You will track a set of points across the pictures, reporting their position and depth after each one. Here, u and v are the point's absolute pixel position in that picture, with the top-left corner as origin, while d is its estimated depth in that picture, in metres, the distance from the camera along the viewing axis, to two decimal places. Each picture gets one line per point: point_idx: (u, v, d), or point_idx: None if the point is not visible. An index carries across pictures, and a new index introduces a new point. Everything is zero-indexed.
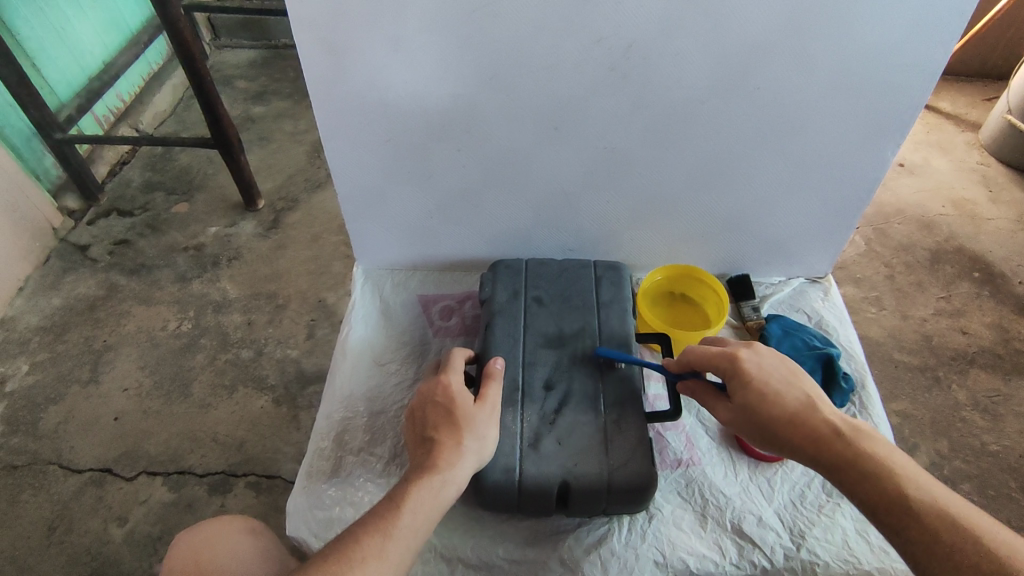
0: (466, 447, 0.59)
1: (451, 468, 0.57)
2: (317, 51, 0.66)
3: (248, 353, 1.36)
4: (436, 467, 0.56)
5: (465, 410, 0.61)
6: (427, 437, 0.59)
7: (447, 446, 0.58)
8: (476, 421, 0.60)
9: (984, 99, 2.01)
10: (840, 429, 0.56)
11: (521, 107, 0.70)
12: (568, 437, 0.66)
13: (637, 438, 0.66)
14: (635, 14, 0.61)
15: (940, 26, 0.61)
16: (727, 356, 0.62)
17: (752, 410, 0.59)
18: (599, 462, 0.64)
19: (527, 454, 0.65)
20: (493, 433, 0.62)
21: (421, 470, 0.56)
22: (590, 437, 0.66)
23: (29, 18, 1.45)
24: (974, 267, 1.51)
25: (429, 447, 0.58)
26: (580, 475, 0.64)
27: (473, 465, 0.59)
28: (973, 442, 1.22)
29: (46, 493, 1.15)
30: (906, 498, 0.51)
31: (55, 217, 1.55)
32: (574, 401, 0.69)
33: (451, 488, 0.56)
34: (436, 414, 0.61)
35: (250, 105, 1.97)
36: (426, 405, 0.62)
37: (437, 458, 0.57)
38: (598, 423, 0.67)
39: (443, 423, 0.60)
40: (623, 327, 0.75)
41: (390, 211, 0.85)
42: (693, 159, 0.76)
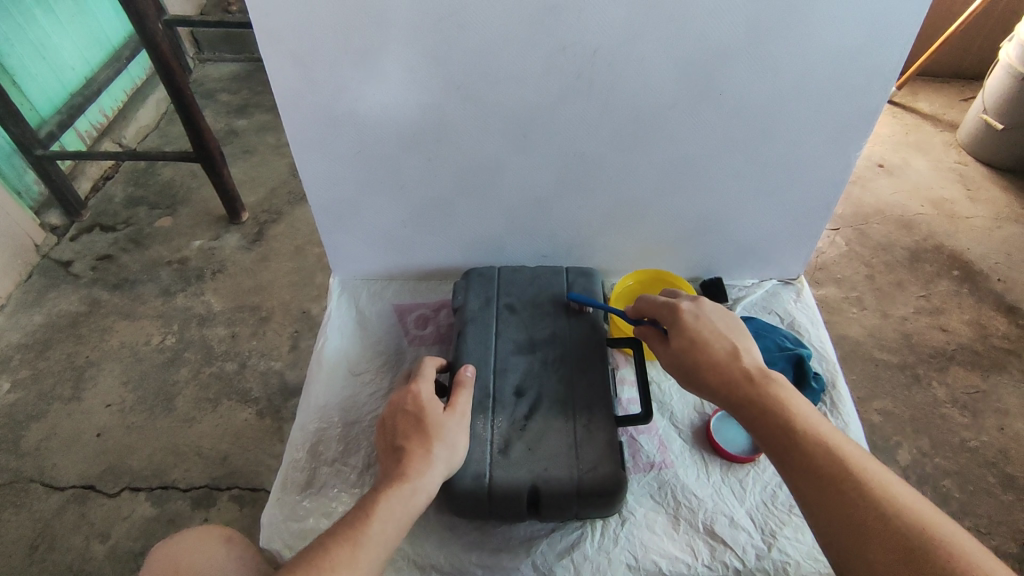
0: (435, 455, 0.59)
1: (420, 476, 0.57)
2: (286, 64, 0.66)
3: (232, 365, 1.36)
4: (405, 476, 0.57)
5: (434, 419, 0.61)
6: (396, 446, 0.60)
7: (416, 454, 0.59)
8: (445, 429, 0.61)
9: (960, 100, 2.04)
10: (754, 374, 0.59)
11: (490, 115, 0.71)
12: (539, 443, 0.67)
13: (607, 441, 0.66)
14: (598, 23, 0.62)
15: (897, 31, 0.63)
16: (670, 307, 0.66)
17: (682, 354, 0.62)
18: (569, 466, 0.65)
19: (498, 461, 0.65)
20: (463, 440, 0.62)
21: (390, 479, 0.57)
22: (561, 442, 0.67)
23: (8, 36, 1.46)
24: (952, 265, 1.53)
25: (399, 456, 0.59)
26: (550, 480, 0.64)
27: (443, 473, 0.59)
28: (953, 438, 1.24)
29: (27, 512, 1.15)
30: (801, 439, 0.54)
31: (36, 233, 1.55)
32: (545, 407, 0.69)
33: (421, 495, 0.57)
34: (405, 423, 0.61)
35: (233, 118, 1.98)
36: (396, 414, 0.63)
37: (406, 467, 0.58)
38: (569, 428, 0.68)
39: (412, 432, 0.60)
40: (595, 332, 0.76)
41: (365, 222, 0.85)
42: (663, 164, 0.77)
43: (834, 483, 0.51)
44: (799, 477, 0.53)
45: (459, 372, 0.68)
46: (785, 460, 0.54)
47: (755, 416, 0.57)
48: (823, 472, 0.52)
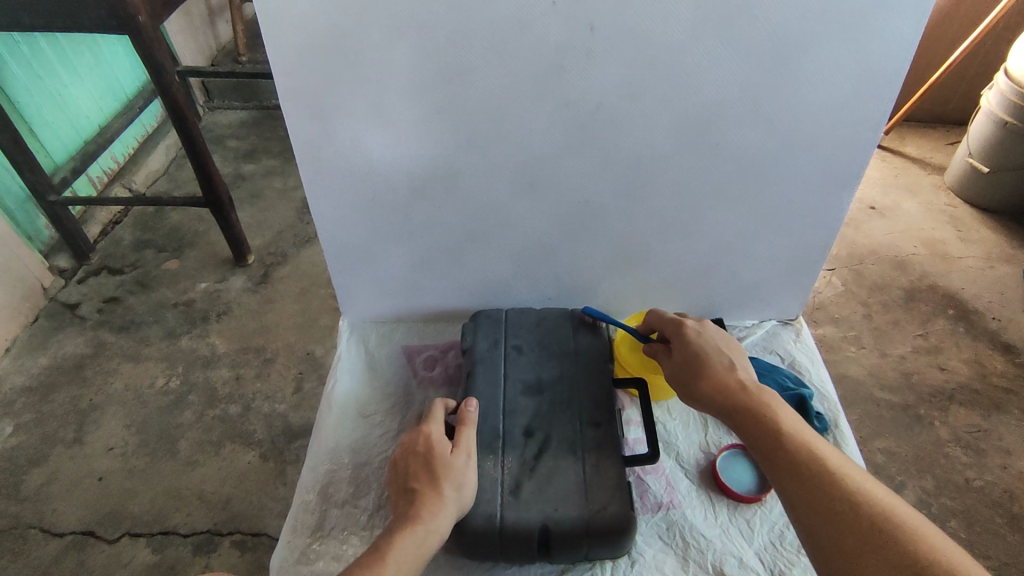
0: (447, 497, 0.61)
1: (434, 518, 0.59)
2: (304, 118, 0.70)
3: (236, 408, 1.36)
4: (418, 518, 0.59)
5: (445, 460, 0.63)
6: (409, 488, 0.62)
7: (428, 497, 0.61)
8: (457, 470, 0.63)
9: (946, 144, 2.11)
10: (746, 382, 0.64)
11: (498, 164, 0.74)
12: (548, 483, 0.67)
13: (617, 481, 0.67)
14: (601, 79, 0.66)
15: (879, 86, 0.67)
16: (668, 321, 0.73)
17: (685, 366, 0.68)
18: (579, 506, 0.65)
19: (508, 502, 0.66)
20: (472, 480, 0.64)
21: (404, 521, 0.59)
22: (570, 482, 0.67)
23: (26, 86, 1.51)
24: (948, 305, 1.56)
25: (413, 498, 0.61)
26: (561, 521, 0.65)
27: (455, 515, 0.61)
28: (957, 478, 1.24)
29: (25, 559, 1.13)
30: (788, 439, 0.59)
31: (45, 276, 1.58)
32: (554, 447, 0.70)
33: (434, 537, 0.59)
34: (417, 464, 0.63)
35: (240, 164, 2.03)
36: (409, 454, 0.65)
37: (419, 509, 0.60)
38: (578, 468, 0.68)
39: (424, 474, 0.63)
40: (601, 373, 0.77)
41: (375, 267, 0.88)
42: (663, 211, 0.80)
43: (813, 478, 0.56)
44: (784, 474, 0.57)
45: (464, 409, 0.70)
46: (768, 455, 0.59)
47: (747, 421, 0.62)
48: (805, 468, 0.57)
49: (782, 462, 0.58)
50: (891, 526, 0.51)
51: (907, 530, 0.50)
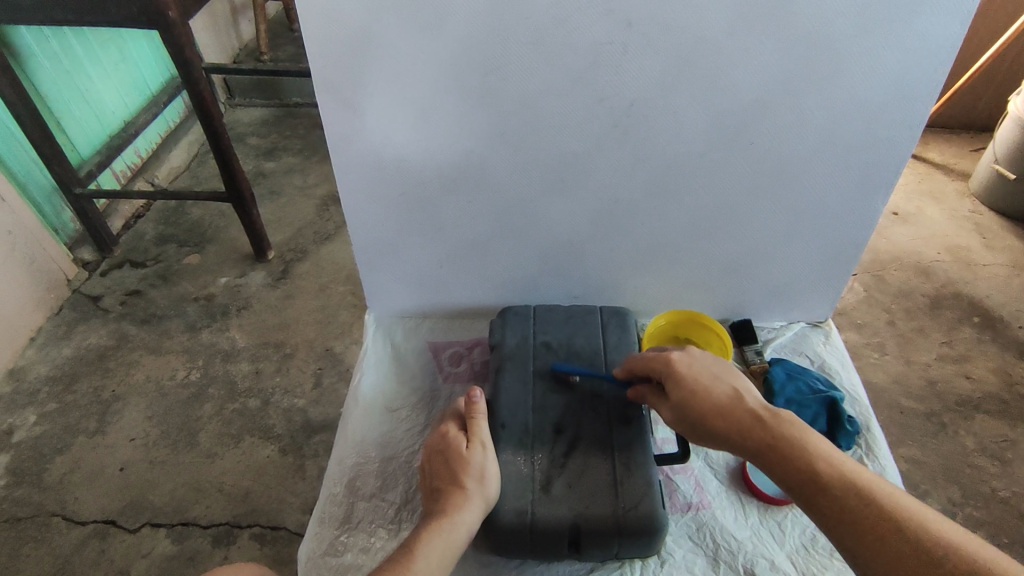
0: (469, 491, 0.63)
1: (457, 511, 0.61)
2: (339, 111, 0.70)
3: (255, 402, 1.37)
4: (442, 514, 0.61)
5: (464, 456, 0.65)
6: (435, 487, 0.65)
7: (452, 493, 0.63)
8: (477, 464, 0.65)
9: (971, 150, 2.08)
10: (762, 415, 0.61)
11: (531, 161, 0.74)
12: (579, 479, 0.67)
13: (648, 479, 0.67)
14: (637, 76, 0.66)
15: (920, 85, 0.66)
16: (680, 372, 0.65)
17: (690, 409, 0.63)
18: (610, 503, 0.65)
19: (539, 497, 0.66)
20: (494, 471, 0.65)
21: (430, 518, 0.62)
22: (602, 479, 0.67)
23: (55, 81, 1.53)
24: (973, 312, 1.54)
25: (438, 496, 0.64)
26: (592, 517, 0.65)
27: (482, 507, 0.63)
28: (983, 488, 1.22)
29: (47, 546, 1.14)
30: (822, 473, 0.56)
31: (70, 268, 1.59)
32: (584, 443, 0.70)
33: (461, 530, 0.61)
34: (440, 464, 0.67)
35: (261, 161, 2.05)
36: (434, 457, 0.68)
37: (443, 505, 0.62)
38: (609, 464, 0.68)
39: (445, 473, 0.66)
40: None
41: (404, 262, 0.88)
42: (695, 209, 0.79)
43: (863, 520, 0.53)
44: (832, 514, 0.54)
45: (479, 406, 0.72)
46: (812, 496, 0.56)
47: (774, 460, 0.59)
48: (845, 501, 0.54)
49: (824, 503, 0.55)
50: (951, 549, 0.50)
51: (962, 547, 0.50)
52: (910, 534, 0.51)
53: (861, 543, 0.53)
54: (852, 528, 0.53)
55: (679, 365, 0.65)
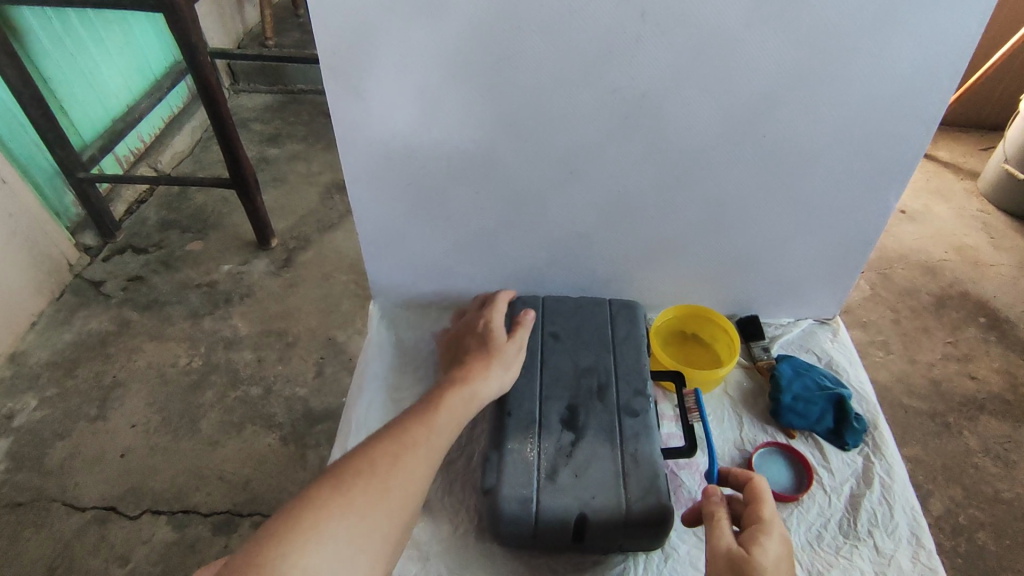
0: (493, 373, 0.70)
1: (479, 384, 0.68)
2: (345, 98, 0.69)
3: (257, 390, 1.37)
4: (466, 383, 0.68)
5: (497, 344, 0.72)
6: (463, 360, 0.72)
7: (478, 368, 0.70)
8: (505, 354, 0.72)
9: (980, 149, 2.06)
10: None
11: (539, 152, 0.73)
12: (585, 470, 0.67)
13: (655, 471, 0.67)
14: (648, 66, 0.64)
15: (938, 79, 0.64)
16: (767, 547, 0.56)
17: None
18: (617, 494, 0.65)
19: (544, 486, 0.66)
20: (517, 368, 0.72)
21: (454, 381, 0.68)
22: (607, 470, 0.67)
23: (58, 63, 1.51)
24: (979, 312, 1.53)
25: (459, 368, 0.70)
26: (597, 508, 0.65)
27: (497, 388, 0.70)
28: (986, 489, 1.21)
29: (48, 531, 1.14)
30: None
31: (72, 253, 1.59)
32: (590, 434, 0.70)
33: (477, 400, 0.67)
34: (472, 345, 0.73)
35: (265, 147, 2.03)
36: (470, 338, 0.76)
37: (469, 376, 0.69)
38: (615, 456, 0.68)
39: (478, 352, 0.72)
40: (638, 363, 0.77)
41: (409, 252, 0.87)
42: (703, 204, 0.78)
43: None
44: None
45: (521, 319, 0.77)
46: None
47: None
48: None
49: None
50: None
51: None
52: None
53: None
54: None
55: (772, 542, 0.57)
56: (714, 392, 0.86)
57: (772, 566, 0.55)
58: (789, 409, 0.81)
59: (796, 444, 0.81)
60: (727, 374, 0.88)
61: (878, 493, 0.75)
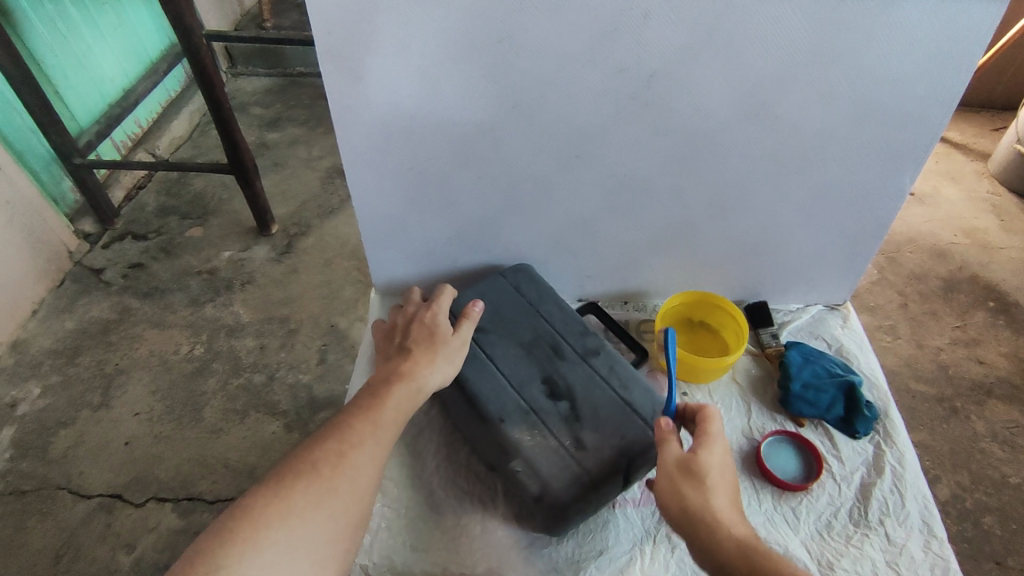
0: (438, 364, 0.69)
1: (424, 376, 0.67)
2: (343, 80, 0.66)
3: (260, 377, 1.36)
4: (410, 374, 0.66)
5: (442, 336, 0.71)
6: (407, 348, 0.70)
7: (421, 359, 0.68)
8: (448, 345, 0.71)
9: (992, 129, 2.03)
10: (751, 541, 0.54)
11: (545, 134, 0.71)
12: (596, 421, 0.72)
13: (646, 385, 0.75)
14: (658, 44, 0.62)
15: (959, 55, 0.62)
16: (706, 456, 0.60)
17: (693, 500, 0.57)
18: (634, 421, 0.72)
19: (577, 453, 0.70)
20: (458, 359, 0.71)
21: (399, 373, 0.66)
22: (613, 406, 0.73)
23: (52, 46, 1.48)
24: (988, 296, 1.51)
25: (407, 357, 0.68)
26: (630, 435, 0.71)
27: (441, 379, 0.69)
28: (993, 474, 1.20)
29: (53, 519, 1.14)
30: None
31: (71, 240, 1.57)
32: (575, 391, 0.75)
33: (422, 393, 0.66)
34: (415, 333, 0.72)
35: (264, 132, 2.00)
36: (412, 323, 0.73)
37: (413, 367, 0.67)
38: (611, 394, 0.74)
39: (424, 340, 0.70)
40: (565, 311, 0.83)
41: (411, 238, 0.86)
42: (713, 187, 0.77)
43: None
44: None
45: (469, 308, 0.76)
46: None
47: None
48: None
49: None
50: None
51: None
52: None
53: None
54: None
55: (717, 449, 0.62)
56: (722, 380, 0.85)
57: (718, 469, 0.60)
58: (799, 397, 0.80)
59: (805, 432, 0.80)
60: (735, 362, 0.87)
61: (889, 481, 0.74)
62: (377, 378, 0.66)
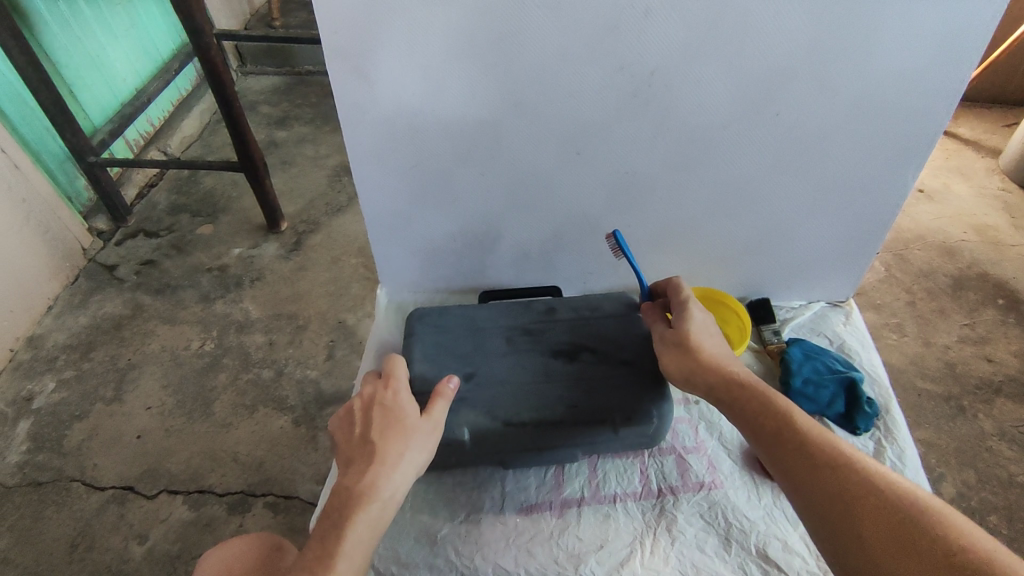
0: (407, 457, 0.62)
1: (390, 484, 0.60)
2: (348, 77, 0.67)
3: (269, 372, 1.38)
4: (373, 491, 0.59)
5: (410, 422, 0.64)
6: (369, 442, 0.62)
7: (389, 458, 0.61)
8: (419, 432, 0.64)
9: (1004, 126, 2.00)
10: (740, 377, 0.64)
11: (547, 131, 0.72)
12: (602, 343, 0.80)
13: (616, 298, 0.85)
14: (659, 41, 0.63)
15: (961, 52, 0.62)
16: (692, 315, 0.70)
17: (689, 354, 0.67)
18: (626, 323, 0.82)
19: (628, 367, 0.77)
20: (430, 443, 0.65)
21: (359, 493, 0.59)
22: (603, 325, 0.82)
23: (67, 46, 1.51)
24: (997, 294, 1.50)
25: (370, 457, 0.61)
26: (636, 329, 0.81)
27: (412, 475, 0.63)
28: (1000, 472, 1.20)
29: (68, 510, 1.16)
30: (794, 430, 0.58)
31: (84, 237, 1.60)
32: (564, 350, 0.79)
33: (389, 503, 0.60)
34: (375, 424, 0.64)
35: (273, 130, 2.03)
36: (373, 409, 0.65)
37: (376, 477, 0.60)
38: (596, 321, 0.82)
39: (386, 432, 0.63)
40: (516, 309, 0.84)
41: (415, 234, 0.87)
42: (716, 183, 0.77)
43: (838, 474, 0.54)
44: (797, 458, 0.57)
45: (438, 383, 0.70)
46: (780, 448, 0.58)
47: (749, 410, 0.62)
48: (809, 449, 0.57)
49: (793, 446, 0.58)
50: (893, 491, 0.52)
51: (908, 493, 0.52)
52: (867, 482, 0.53)
53: (817, 488, 0.55)
54: (812, 468, 0.56)
55: (694, 309, 0.70)
56: None
57: (697, 326, 0.69)
58: (799, 393, 0.80)
59: None
60: (738, 358, 0.86)
61: None
62: (339, 496, 0.59)
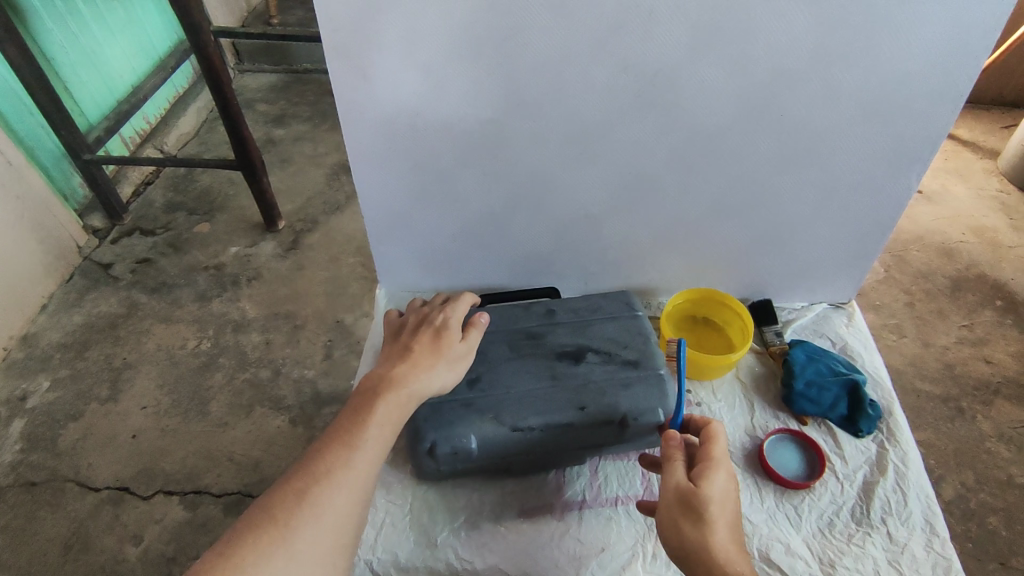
0: (438, 369, 0.65)
1: (418, 383, 0.63)
2: (348, 75, 0.66)
3: (266, 372, 1.37)
4: (402, 382, 0.62)
5: (448, 340, 0.67)
6: (410, 347, 0.66)
7: (422, 360, 0.65)
8: (453, 352, 0.67)
9: (1002, 127, 2.01)
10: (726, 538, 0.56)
11: (548, 132, 0.71)
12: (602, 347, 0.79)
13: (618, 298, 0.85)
14: (663, 42, 0.62)
15: (965, 55, 0.62)
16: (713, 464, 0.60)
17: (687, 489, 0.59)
18: (624, 325, 0.81)
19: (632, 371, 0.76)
20: (460, 367, 0.67)
21: (390, 382, 0.62)
22: (601, 326, 0.81)
23: (62, 43, 1.49)
24: (996, 295, 1.50)
25: (407, 357, 0.65)
26: (638, 330, 0.81)
27: (437, 386, 0.65)
28: (998, 474, 1.20)
29: (62, 511, 1.15)
30: None
31: (79, 235, 1.59)
32: (562, 355, 0.78)
33: (413, 402, 0.62)
34: (423, 334, 0.68)
35: (270, 128, 2.01)
36: (422, 323, 0.70)
37: (409, 372, 0.63)
38: (594, 323, 0.82)
39: (426, 343, 0.67)
40: (513, 316, 0.83)
41: (415, 234, 0.86)
42: (719, 184, 0.76)
43: None
44: None
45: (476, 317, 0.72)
46: None
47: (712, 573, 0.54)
48: None
49: None
50: None
51: None
52: None
53: None
54: None
55: (719, 476, 0.59)
56: (724, 377, 0.85)
57: (718, 499, 0.58)
58: (802, 395, 0.80)
59: (808, 431, 0.80)
60: (740, 359, 0.87)
61: (892, 481, 0.75)
62: (371, 380, 0.63)
